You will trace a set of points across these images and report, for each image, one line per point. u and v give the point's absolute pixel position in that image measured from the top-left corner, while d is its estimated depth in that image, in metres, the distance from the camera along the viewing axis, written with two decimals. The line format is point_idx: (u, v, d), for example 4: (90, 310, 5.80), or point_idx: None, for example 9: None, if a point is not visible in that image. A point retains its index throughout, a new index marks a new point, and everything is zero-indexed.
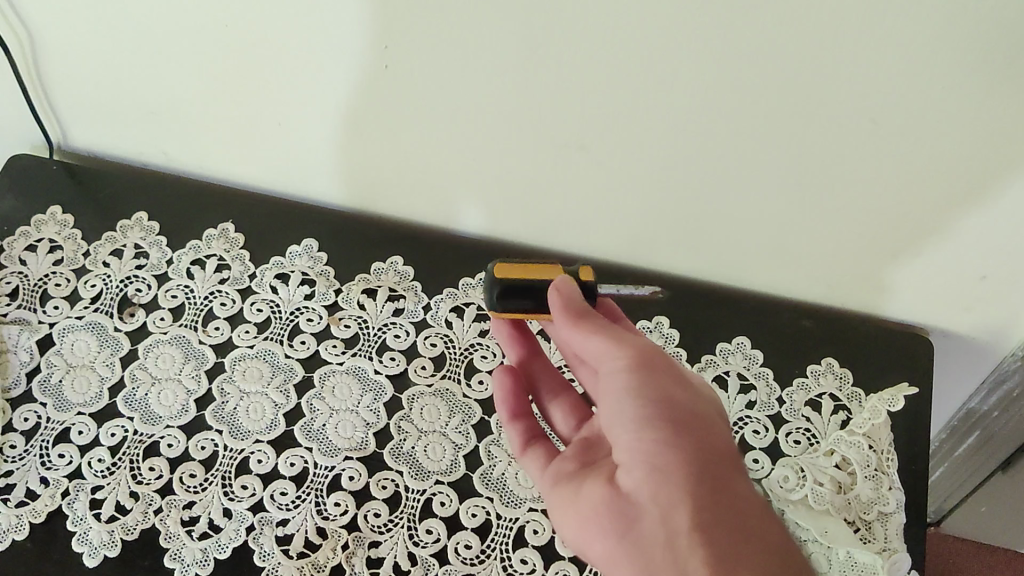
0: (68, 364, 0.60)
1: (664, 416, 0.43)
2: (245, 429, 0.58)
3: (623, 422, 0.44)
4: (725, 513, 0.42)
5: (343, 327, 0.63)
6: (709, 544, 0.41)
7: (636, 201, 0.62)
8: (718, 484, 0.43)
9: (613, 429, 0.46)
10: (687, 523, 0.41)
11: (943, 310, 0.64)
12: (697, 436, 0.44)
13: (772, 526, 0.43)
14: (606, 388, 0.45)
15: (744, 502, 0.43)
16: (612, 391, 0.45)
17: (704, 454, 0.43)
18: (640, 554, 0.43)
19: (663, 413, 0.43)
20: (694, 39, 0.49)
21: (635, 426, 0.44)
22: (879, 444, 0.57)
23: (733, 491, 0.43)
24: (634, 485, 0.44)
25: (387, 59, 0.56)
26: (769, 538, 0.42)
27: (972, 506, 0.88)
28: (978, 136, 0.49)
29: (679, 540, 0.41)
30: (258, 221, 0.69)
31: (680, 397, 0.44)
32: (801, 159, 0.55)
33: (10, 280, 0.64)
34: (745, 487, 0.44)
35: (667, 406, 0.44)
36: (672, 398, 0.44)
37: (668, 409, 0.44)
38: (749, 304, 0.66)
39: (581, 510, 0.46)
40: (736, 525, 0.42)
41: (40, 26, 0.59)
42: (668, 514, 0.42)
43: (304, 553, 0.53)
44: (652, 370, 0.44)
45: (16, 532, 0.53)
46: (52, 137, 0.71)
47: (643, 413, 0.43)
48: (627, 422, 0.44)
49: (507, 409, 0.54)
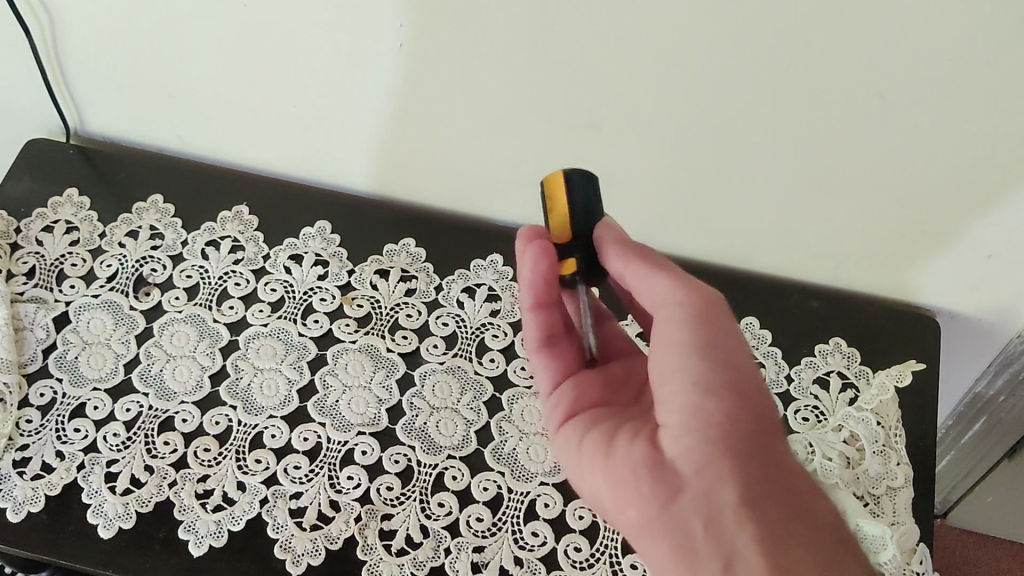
0: (84, 341, 0.61)
1: (720, 379, 0.44)
2: (259, 404, 0.59)
3: (675, 380, 0.45)
4: (777, 488, 0.42)
5: (356, 307, 0.64)
6: (756, 520, 0.41)
7: (645, 184, 0.63)
8: (768, 459, 0.43)
9: (660, 385, 0.46)
10: (736, 497, 0.42)
11: (949, 291, 0.65)
12: (755, 407, 0.44)
13: (823, 504, 0.43)
14: (661, 340, 0.46)
15: (793, 481, 0.43)
16: (668, 346, 0.45)
17: (755, 425, 0.44)
18: (678, 521, 0.43)
19: (721, 376, 0.44)
20: (705, 15, 0.49)
21: (691, 385, 0.44)
22: (886, 420, 0.58)
23: (785, 468, 0.43)
24: (680, 450, 0.44)
25: (401, 38, 0.56)
26: (816, 513, 0.42)
27: (979, 496, 0.88)
28: (983, 110, 0.50)
29: (726, 512, 0.42)
30: (273, 203, 0.70)
31: (741, 363, 0.45)
32: (809, 140, 0.55)
33: (26, 259, 0.65)
34: (795, 464, 0.44)
35: (728, 372, 0.44)
36: (734, 363, 0.44)
37: (726, 372, 0.44)
38: (757, 285, 0.67)
39: (618, 468, 0.47)
40: (786, 500, 0.42)
41: (60, 12, 0.61)
42: (715, 484, 0.42)
43: (317, 525, 0.54)
44: (715, 332, 0.45)
45: (32, 504, 0.54)
46: (69, 122, 0.72)
47: (703, 373, 0.44)
48: (679, 380, 0.44)
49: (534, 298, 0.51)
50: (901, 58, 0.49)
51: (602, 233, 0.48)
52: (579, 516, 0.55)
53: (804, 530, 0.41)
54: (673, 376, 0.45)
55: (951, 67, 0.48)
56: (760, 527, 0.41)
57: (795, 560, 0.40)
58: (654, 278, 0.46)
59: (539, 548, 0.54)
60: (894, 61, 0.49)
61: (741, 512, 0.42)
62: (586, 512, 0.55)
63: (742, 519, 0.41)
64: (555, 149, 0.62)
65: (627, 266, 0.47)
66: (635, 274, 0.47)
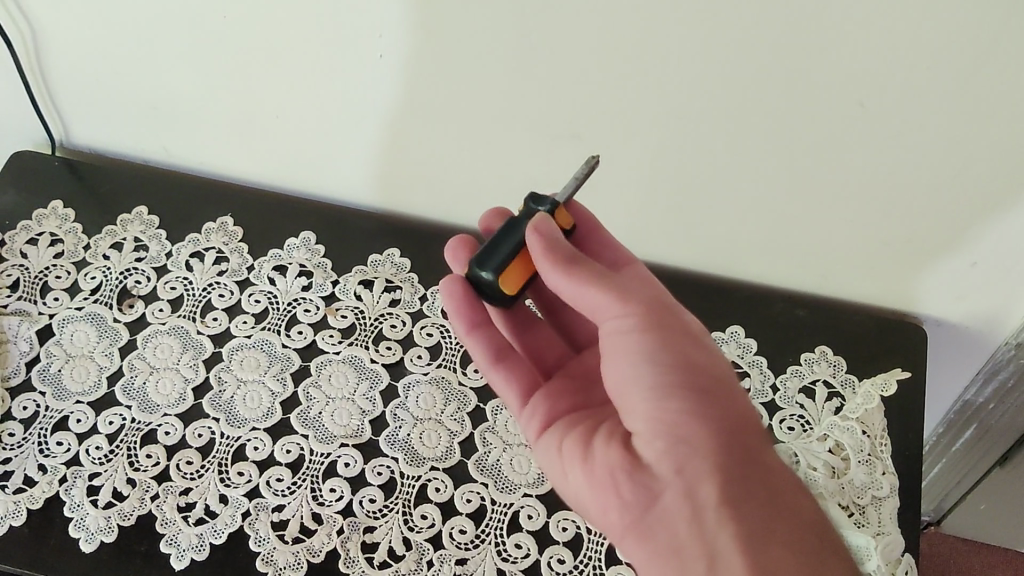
0: (67, 354, 0.61)
1: (679, 381, 0.44)
2: (242, 417, 0.58)
3: (637, 388, 0.44)
4: (754, 484, 0.42)
5: (340, 318, 0.63)
6: (739, 518, 0.41)
7: (629, 195, 0.63)
8: (744, 457, 0.43)
9: (620, 394, 0.46)
10: (716, 499, 0.42)
11: (935, 298, 0.65)
12: (721, 403, 0.44)
13: (804, 498, 0.44)
14: (612, 349, 0.46)
15: (770, 475, 0.43)
16: (623, 353, 0.45)
17: (725, 421, 0.44)
18: (661, 527, 0.43)
19: (678, 379, 0.44)
20: (683, 24, 0.49)
21: (651, 391, 0.44)
22: (872, 430, 0.58)
23: (760, 463, 0.43)
24: (654, 456, 0.44)
25: (382, 48, 0.56)
26: (797, 507, 0.43)
27: (972, 503, 0.88)
28: (964, 117, 0.50)
29: (708, 513, 0.42)
30: (258, 214, 0.70)
31: (699, 360, 0.45)
32: (791, 148, 0.55)
33: (11, 272, 0.64)
34: (771, 457, 0.44)
35: (683, 372, 0.44)
36: (689, 361, 0.44)
37: (684, 374, 0.44)
38: (742, 294, 0.67)
39: (592, 479, 0.46)
40: (766, 497, 0.42)
41: (44, 25, 0.61)
42: (694, 484, 0.42)
43: (299, 538, 0.53)
44: (665, 333, 0.45)
45: (13, 518, 0.54)
46: (55, 135, 0.72)
47: (661, 376, 0.44)
48: (640, 389, 0.44)
49: (463, 323, 0.51)
50: (880, 66, 0.48)
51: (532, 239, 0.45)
52: (562, 528, 0.55)
53: (786, 524, 0.41)
54: (633, 386, 0.45)
55: (931, 75, 0.48)
56: (744, 526, 0.41)
57: (780, 557, 0.40)
58: (588, 290, 0.45)
59: (522, 560, 0.53)
60: (873, 68, 0.49)
61: (723, 513, 0.41)
62: (569, 523, 0.55)
63: (724, 520, 0.41)
64: (539, 159, 0.62)
65: (564, 281, 0.45)
66: (569, 288, 0.45)
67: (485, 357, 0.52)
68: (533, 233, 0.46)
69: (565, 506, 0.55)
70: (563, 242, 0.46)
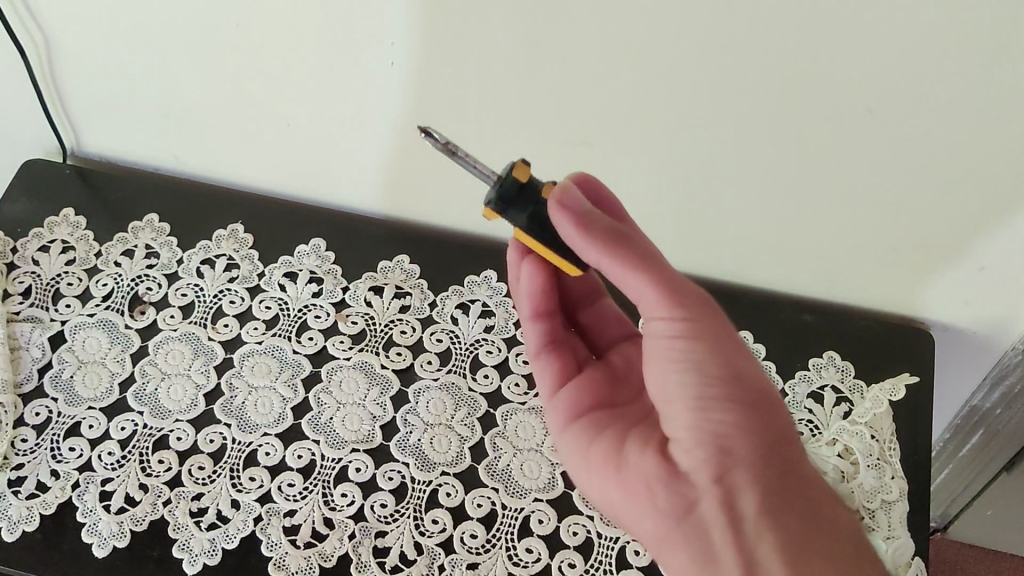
0: (79, 360, 0.61)
1: (725, 393, 0.44)
2: (253, 422, 0.59)
3: (679, 393, 0.45)
4: (793, 496, 0.43)
5: (349, 324, 0.64)
6: (777, 529, 0.42)
7: (638, 202, 0.63)
8: (784, 467, 0.44)
9: (663, 399, 0.46)
10: (755, 508, 0.43)
11: (942, 304, 0.65)
12: (765, 419, 0.44)
13: (839, 508, 0.45)
14: (656, 348, 0.46)
15: (809, 484, 0.44)
16: (669, 354, 0.45)
17: (766, 431, 0.44)
18: (698, 536, 0.44)
19: (724, 391, 0.44)
20: (694, 31, 0.50)
21: (695, 402, 0.44)
22: (881, 434, 0.58)
23: (798, 473, 0.44)
24: (694, 465, 0.45)
25: (392, 56, 0.57)
26: (835, 518, 0.44)
27: (979, 509, 0.88)
28: (970, 123, 0.50)
29: (746, 524, 0.43)
30: (267, 221, 0.70)
31: (744, 367, 0.45)
32: (798, 155, 0.56)
33: (23, 279, 0.65)
34: (806, 465, 0.45)
35: (731, 384, 0.44)
36: (739, 372, 0.44)
37: (730, 384, 0.44)
38: (749, 300, 0.67)
39: (630, 483, 0.48)
40: (803, 507, 0.43)
41: (57, 33, 0.61)
42: (732, 493, 0.43)
43: (311, 543, 0.54)
44: (715, 341, 0.45)
45: (27, 523, 0.54)
46: (66, 142, 0.73)
47: (711, 386, 0.44)
48: (684, 397, 0.45)
49: (532, 308, 0.54)
50: (891, 71, 0.49)
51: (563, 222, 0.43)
52: (573, 532, 0.55)
53: (821, 534, 0.43)
54: (677, 390, 0.45)
55: (940, 79, 0.48)
56: (783, 536, 0.42)
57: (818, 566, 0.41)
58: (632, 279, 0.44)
59: (533, 564, 0.54)
60: (881, 74, 0.49)
61: (761, 522, 0.43)
62: (580, 528, 0.55)
63: (763, 530, 0.43)
64: (547, 167, 0.62)
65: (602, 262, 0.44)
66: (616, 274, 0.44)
67: (536, 344, 0.55)
68: (562, 214, 0.42)
69: (577, 511, 0.55)
70: (600, 219, 0.44)
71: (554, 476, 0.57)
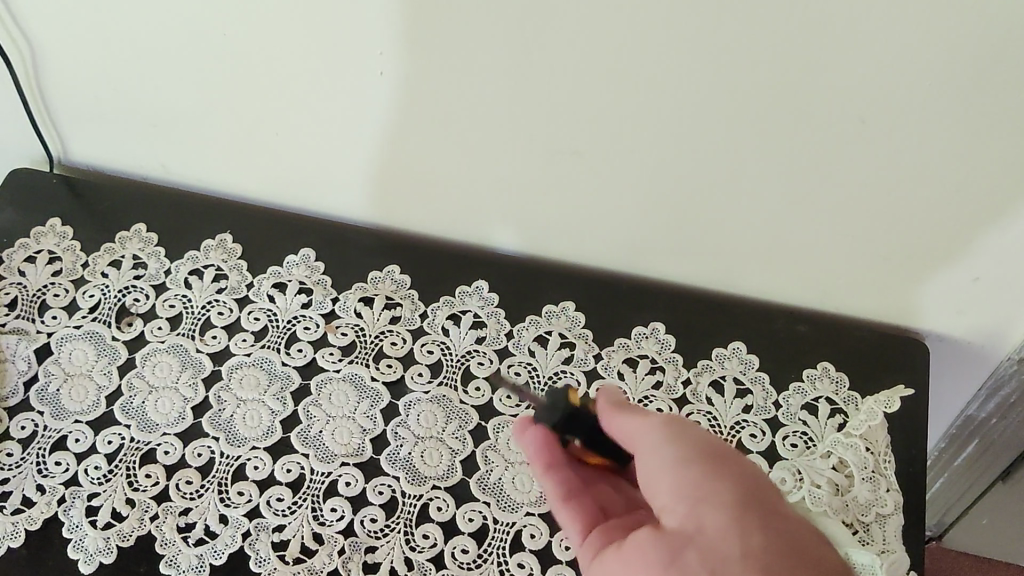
0: (65, 373, 0.61)
1: (697, 457, 0.41)
2: (242, 436, 0.58)
3: (655, 466, 0.42)
4: (785, 551, 0.37)
5: (339, 335, 0.63)
6: (768, 572, 0.36)
7: (629, 211, 0.63)
8: (769, 518, 0.39)
9: (645, 473, 0.43)
10: (740, 548, 0.38)
11: (936, 314, 0.65)
12: (741, 478, 0.41)
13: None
14: (636, 444, 0.44)
15: (807, 542, 0.38)
16: (645, 442, 0.43)
17: (748, 487, 0.40)
18: None
19: (697, 454, 0.42)
20: (685, 41, 0.49)
21: (671, 461, 0.41)
22: (876, 446, 0.58)
23: (790, 528, 0.39)
24: (673, 520, 0.40)
25: (381, 65, 0.56)
26: (836, 575, 0.37)
27: (975, 518, 0.88)
28: (964, 132, 0.50)
29: (731, 569, 0.37)
30: (257, 231, 0.69)
31: (720, 447, 0.43)
32: (791, 165, 0.55)
33: (9, 290, 0.64)
34: (805, 528, 0.39)
35: (703, 451, 0.42)
36: (714, 451, 0.42)
37: (703, 452, 0.42)
38: (743, 311, 0.67)
39: (620, 560, 0.42)
40: (799, 554, 0.37)
41: (41, 40, 0.61)
42: (708, 534, 0.39)
43: (300, 558, 0.53)
44: (684, 428, 0.43)
45: (11, 539, 0.53)
46: (52, 151, 0.72)
47: (685, 450, 0.42)
48: (658, 461, 0.42)
49: (519, 424, 0.52)
50: (884, 81, 0.48)
51: (600, 402, 0.47)
52: (565, 547, 0.54)
53: None
54: (653, 457, 0.42)
55: (932, 88, 0.48)
56: None
57: None
58: (632, 420, 0.44)
59: None
60: (874, 83, 0.49)
61: (748, 564, 0.37)
62: None
63: (749, 570, 0.37)
64: (539, 177, 0.62)
65: (624, 421, 0.45)
66: (623, 430, 0.45)
67: (538, 468, 0.52)
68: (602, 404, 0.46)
69: None
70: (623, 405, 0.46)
71: (546, 490, 0.56)
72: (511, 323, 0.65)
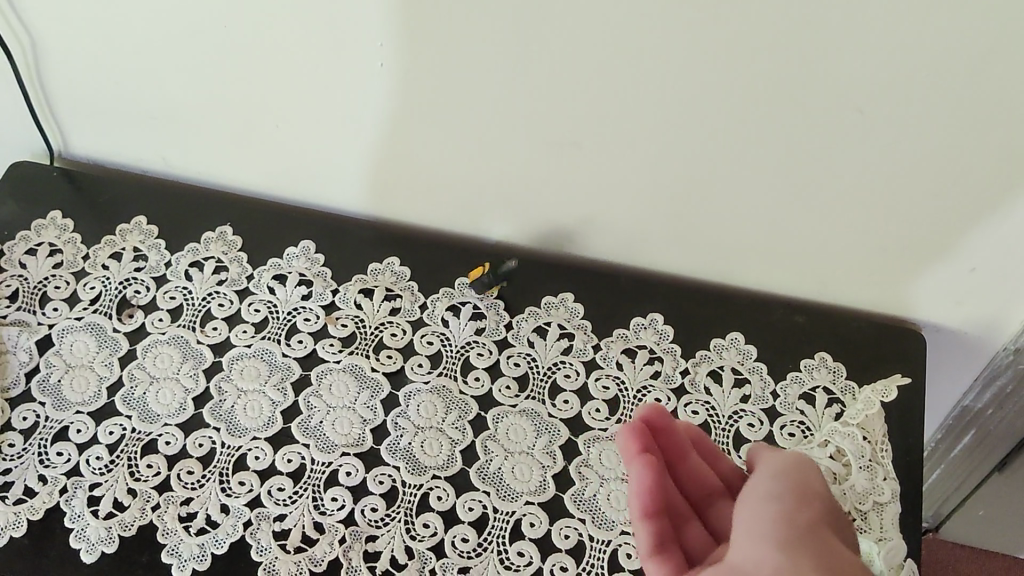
0: (66, 364, 0.61)
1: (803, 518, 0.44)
2: (243, 426, 0.58)
3: (758, 512, 0.45)
4: None
5: (339, 326, 0.63)
6: None
7: (627, 202, 0.63)
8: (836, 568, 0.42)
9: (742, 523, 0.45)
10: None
11: (933, 304, 0.65)
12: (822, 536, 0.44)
13: None
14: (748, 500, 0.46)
15: None
16: (757, 497, 0.46)
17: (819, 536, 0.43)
18: None
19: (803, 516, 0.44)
20: (683, 33, 0.49)
21: (775, 511, 0.44)
22: (873, 435, 0.58)
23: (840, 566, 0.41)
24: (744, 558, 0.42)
25: (380, 57, 0.56)
26: None
27: (971, 509, 0.88)
28: (960, 123, 0.50)
29: None
30: (257, 224, 0.70)
31: (824, 503, 0.46)
32: (789, 156, 0.56)
33: (10, 283, 0.64)
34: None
35: (810, 513, 0.44)
36: (819, 512, 0.45)
37: (804, 506, 0.45)
38: (741, 302, 0.67)
39: None
40: None
41: (42, 34, 0.61)
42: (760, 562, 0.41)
43: (301, 548, 0.53)
44: (805, 482, 0.46)
45: (14, 529, 0.54)
46: (53, 144, 0.72)
47: (796, 508, 0.44)
48: (762, 513, 0.44)
49: (640, 506, 0.48)
50: (881, 72, 0.49)
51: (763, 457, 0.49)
52: (564, 536, 0.54)
53: None
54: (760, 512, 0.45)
55: (928, 79, 0.48)
56: None
57: None
58: (762, 476, 0.47)
59: (525, 567, 0.53)
60: (871, 74, 0.49)
61: None
62: (571, 531, 0.55)
63: None
64: (538, 168, 0.62)
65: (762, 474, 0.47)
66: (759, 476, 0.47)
67: (646, 547, 0.48)
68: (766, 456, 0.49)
69: (567, 515, 0.55)
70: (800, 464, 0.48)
71: (545, 479, 0.57)
72: (510, 314, 0.65)
